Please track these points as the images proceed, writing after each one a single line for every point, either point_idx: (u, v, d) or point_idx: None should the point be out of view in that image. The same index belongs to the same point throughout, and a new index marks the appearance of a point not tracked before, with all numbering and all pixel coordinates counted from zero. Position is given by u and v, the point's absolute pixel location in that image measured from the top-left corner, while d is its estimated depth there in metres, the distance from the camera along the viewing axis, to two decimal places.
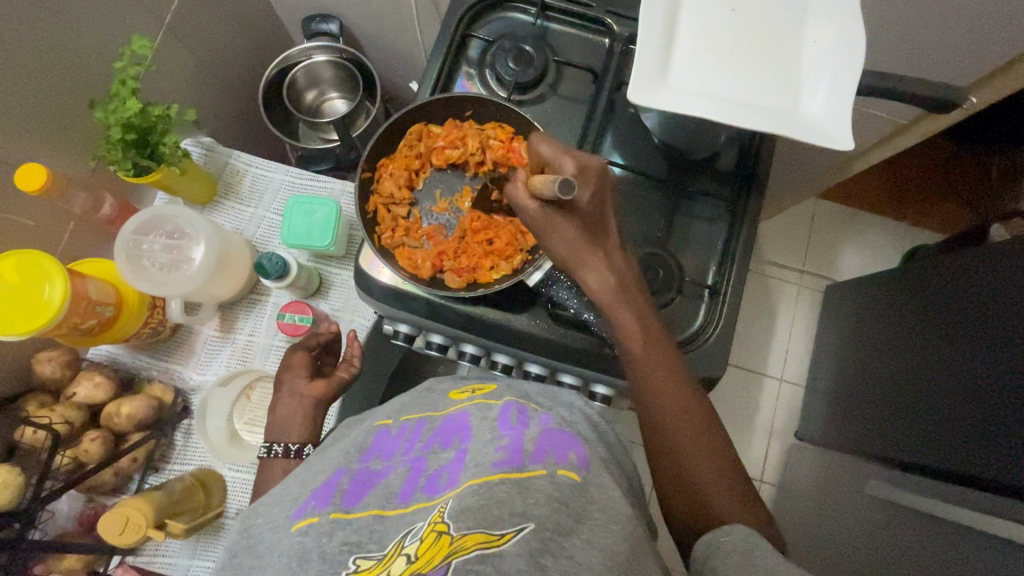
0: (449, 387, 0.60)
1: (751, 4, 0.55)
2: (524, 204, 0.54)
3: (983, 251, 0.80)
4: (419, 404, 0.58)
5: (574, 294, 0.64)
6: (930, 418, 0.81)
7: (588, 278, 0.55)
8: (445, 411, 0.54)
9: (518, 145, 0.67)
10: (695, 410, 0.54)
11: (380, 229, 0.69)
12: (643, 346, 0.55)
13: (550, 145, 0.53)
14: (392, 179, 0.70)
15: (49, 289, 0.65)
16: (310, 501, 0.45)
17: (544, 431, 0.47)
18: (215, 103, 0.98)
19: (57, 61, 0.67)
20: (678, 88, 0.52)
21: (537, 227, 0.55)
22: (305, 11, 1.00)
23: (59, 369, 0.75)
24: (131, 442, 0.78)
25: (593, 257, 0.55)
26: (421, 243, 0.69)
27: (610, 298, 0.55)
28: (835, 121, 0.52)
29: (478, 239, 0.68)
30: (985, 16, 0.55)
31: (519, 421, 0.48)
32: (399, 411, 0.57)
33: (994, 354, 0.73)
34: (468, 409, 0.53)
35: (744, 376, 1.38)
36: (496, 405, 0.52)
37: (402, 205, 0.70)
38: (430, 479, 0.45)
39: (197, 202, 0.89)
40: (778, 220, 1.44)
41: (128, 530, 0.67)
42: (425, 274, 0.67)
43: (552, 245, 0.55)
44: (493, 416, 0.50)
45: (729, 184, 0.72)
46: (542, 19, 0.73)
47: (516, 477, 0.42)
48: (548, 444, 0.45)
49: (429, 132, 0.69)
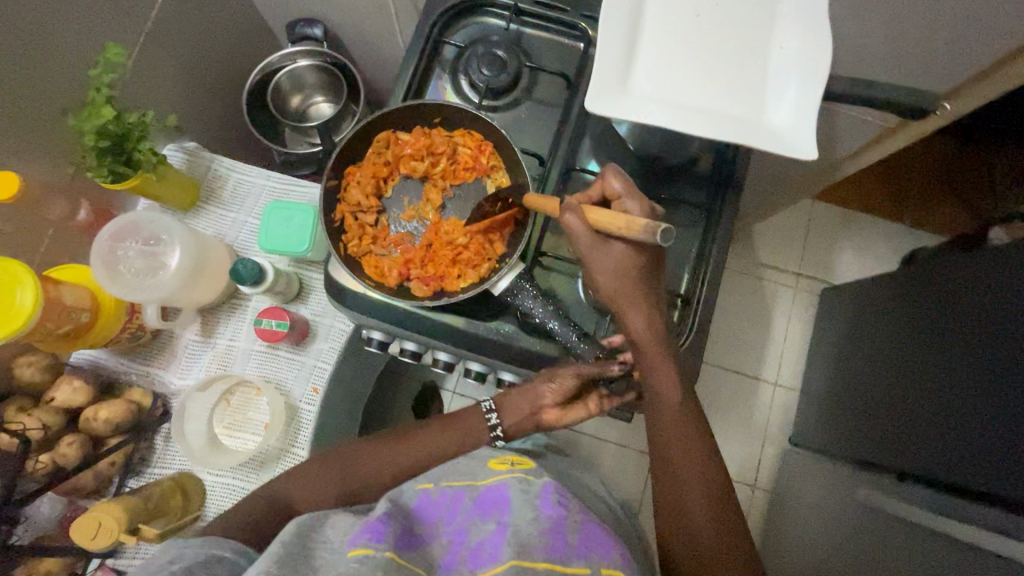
0: (486, 456, 0.61)
1: (716, 9, 0.54)
2: (583, 235, 0.55)
3: (980, 258, 0.78)
4: (457, 471, 0.57)
5: (540, 304, 0.62)
6: (934, 431, 0.78)
7: (636, 320, 0.58)
8: (486, 480, 0.54)
9: (488, 152, 0.68)
10: (716, 530, 0.60)
11: (346, 237, 0.69)
12: (681, 460, 0.61)
13: (621, 182, 0.56)
14: (357, 185, 0.69)
15: (21, 295, 0.65)
16: (364, 534, 0.44)
17: (584, 524, 0.49)
18: (200, 108, 0.99)
19: (34, 70, 0.68)
20: (640, 96, 0.52)
21: (589, 258, 0.56)
22: (291, 15, 1.01)
23: (38, 373, 0.76)
24: (109, 446, 0.79)
25: (641, 301, 0.58)
26: (384, 253, 0.69)
27: (654, 353, 0.59)
28: (803, 128, 0.50)
29: (440, 246, 0.68)
30: (959, 26, 0.54)
31: (559, 504, 0.50)
32: (436, 476, 0.57)
33: (984, 368, 0.72)
34: (508, 481, 0.53)
35: (739, 380, 1.36)
36: (536, 483, 0.53)
37: (369, 215, 0.70)
38: (472, 550, 0.46)
39: (178, 207, 0.89)
40: (774, 223, 1.43)
41: (100, 535, 0.68)
42: (391, 282, 0.67)
43: (604, 275, 0.56)
44: (533, 493, 0.51)
45: (704, 190, 0.71)
46: (516, 24, 0.73)
47: (561, 569, 0.44)
48: (588, 540, 0.48)
49: (399, 138, 0.70)
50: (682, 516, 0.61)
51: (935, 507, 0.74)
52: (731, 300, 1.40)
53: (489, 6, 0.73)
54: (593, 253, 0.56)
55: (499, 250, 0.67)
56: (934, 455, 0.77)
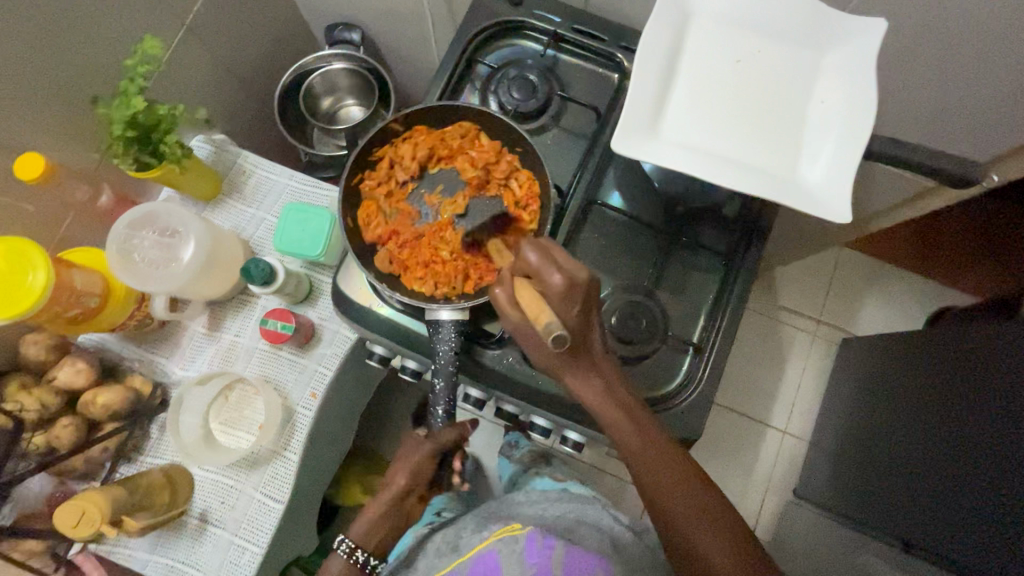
0: (476, 530, 0.63)
1: (757, 56, 0.52)
2: (511, 313, 0.53)
3: (1007, 329, 0.75)
4: (451, 555, 0.61)
5: (449, 356, 0.59)
6: (946, 510, 0.74)
7: (580, 390, 0.53)
8: (471, 552, 0.58)
9: (532, 207, 0.66)
10: None
11: (369, 174, 0.70)
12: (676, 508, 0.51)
13: (536, 251, 0.52)
14: (409, 143, 0.69)
15: (33, 276, 0.66)
16: None
17: (567, 553, 0.54)
18: (232, 103, 1.00)
19: (72, 55, 0.69)
20: (668, 139, 0.50)
21: (522, 335, 0.54)
22: (332, 18, 1.02)
23: (43, 352, 0.76)
24: (104, 431, 0.78)
25: (583, 370, 0.53)
26: (385, 210, 0.71)
27: (612, 414, 0.53)
28: (837, 188, 0.48)
29: (428, 245, 0.69)
30: (1013, 96, 0.51)
31: (544, 545, 0.54)
32: (435, 569, 0.60)
33: (998, 447, 0.69)
34: (493, 545, 0.56)
35: (746, 424, 1.32)
36: (521, 535, 0.56)
37: (400, 174, 0.70)
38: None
39: (199, 198, 0.90)
40: (798, 266, 1.39)
41: (82, 524, 0.67)
42: (368, 236, 0.68)
43: (539, 351, 0.54)
44: (518, 547, 0.55)
45: (728, 236, 0.69)
46: (552, 50, 0.72)
47: None
48: (572, 568, 0.52)
49: (480, 143, 0.69)
50: None
51: None
52: (745, 341, 1.36)
53: (527, 29, 0.72)
54: (520, 333, 0.54)
55: (467, 288, 0.67)
56: (944, 533, 0.74)
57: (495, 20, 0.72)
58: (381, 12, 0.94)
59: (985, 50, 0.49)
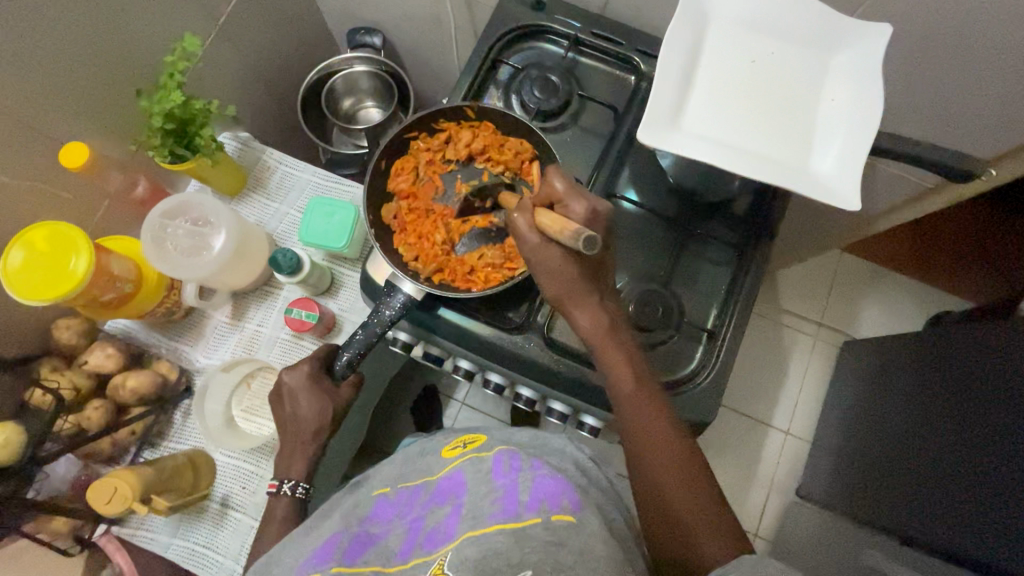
0: (441, 444, 0.59)
1: (771, 56, 0.55)
2: (530, 235, 0.57)
3: (1003, 326, 0.78)
4: (416, 467, 0.56)
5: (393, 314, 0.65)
6: (941, 503, 0.78)
7: (580, 317, 0.58)
8: (440, 472, 0.53)
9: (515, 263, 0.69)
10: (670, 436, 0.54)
11: (424, 137, 0.74)
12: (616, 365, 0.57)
13: (562, 180, 0.56)
14: (470, 131, 0.72)
15: (75, 260, 0.69)
16: (314, 559, 0.47)
17: (537, 478, 0.47)
18: (257, 102, 1.03)
19: (116, 50, 0.72)
20: (689, 132, 0.53)
21: (535, 258, 0.57)
22: (354, 23, 1.06)
23: (75, 337, 0.79)
24: (131, 415, 0.81)
25: (587, 298, 0.58)
26: (418, 171, 0.74)
27: (600, 337, 0.58)
28: (847, 178, 0.52)
29: (432, 222, 0.72)
30: (1010, 94, 0.55)
31: (512, 468, 0.49)
32: (397, 478, 0.56)
33: (1001, 432, 0.71)
34: (461, 465, 0.52)
35: (750, 425, 1.35)
36: (488, 456, 0.51)
37: (449, 153, 0.73)
38: (428, 534, 0.46)
39: (225, 192, 0.93)
40: (799, 270, 1.43)
41: (114, 500, 0.69)
42: (392, 182, 0.74)
43: (547, 279, 0.58)
44: (486, 468, 0.50)
45: (739, 230, 0.72)
46: (572, 53, 0.76)
47: (511, 527, 0.43)
48: (542, 491, 0.46)
49: (527, 170, 0.72)
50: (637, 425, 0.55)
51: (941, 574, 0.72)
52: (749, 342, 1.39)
53: (548, 33, 0.76)
54: (536, 259, 0.57)
55: (430, 274, 0.69)
56: (939, 522, 0.77)
57: (518, 24, 0.75)
58: (403, 18, 0.98)
59: (984, 49, 0.53)
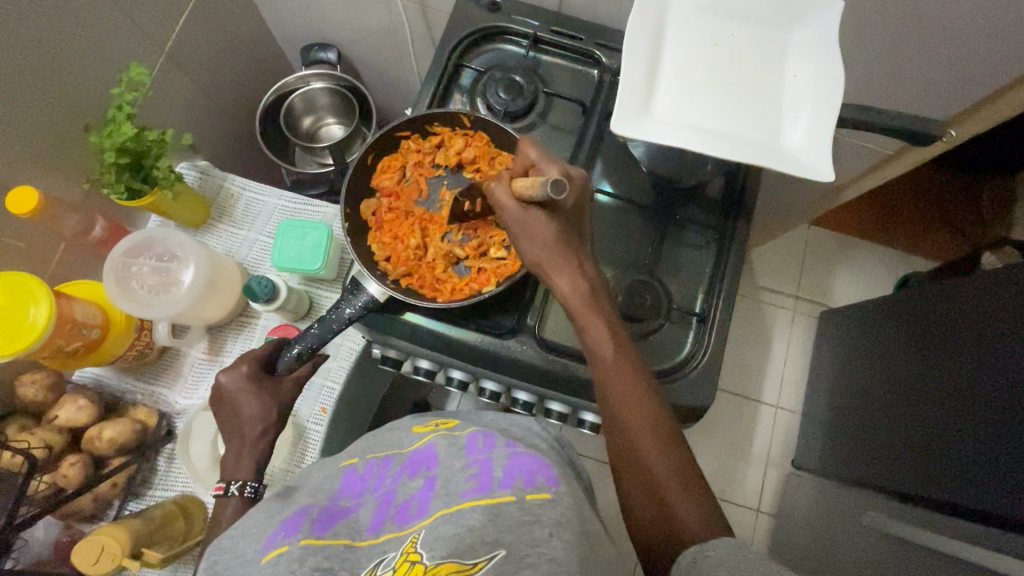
0: (411, 421, 0.56)
1: (732, 39, 0.56)
2: (509, 204, 0.57)
3: (973, 279, 0.80)
4: (384, 440, 0.53)
5: (352, 313, 0.64)
6: (929, 459, 0.80)
7: (561, 283, 0.57)
8: (411, 445, 0.51)
9: (485, 280, 0.68)
10: (647, 412, 0.53)
11: (417, 139, 0.72)
12: (594, 335, 0.55)
13: (537, 150, 0.56)
14: (463, 140, 0.71)
15: (35, 311, 0.65)
16: (279, 531, 0.41)
17: (511, 454, 0.46)
18: (213, 129, 1.00)
19: (59, 83, 0.69)
20: (660, 118, 0.54)
21: (516, 225, 0.57)
22: (307, 40, 1.03)
23: (42, 391, 0.74)
24: (112, 467, 0.76)
25: (567, 263, 0.57)
26: (405, 171, 0.73)
27: (580, 304, 0.56)
28: (814, 149, 0.53)
29: (410, 225, 0.72)
30: (960, 54, 0.57)
31: (486, 446, 0.47)
32: (365, 448, 0.53)
33: (980, 380, 0.74)
34: (435, 440, 0.50)
35: (739, 402, 1.36)
36: (462, 434, 0.50)
37: (438, 158, 0.72)
38: (399, 508, 0.44)
39: (190, 225, 0.89)
40: (772, 246, 1.46)
41: (101, 560, 0.66)
42: (378, 179, 0.73)
43: (529, 244, 0.57)
44: (460, 444, 0.48)
45: (716, 212, 0.72)
46: (534, 51, 0.76)
47: (486, 502, 0.41)
48: (516, 468, 0.44)
49: None
50: (616, 400, 0.54)
51: (942, 528, 0.74)
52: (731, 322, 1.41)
53: (508, 34, 0.76)
54: (514, 221, 0.57)
55: (397, 274, 0.69)
56: (930, 474, 0.79)
57: (476, 27, 0.75)
58: (358, 30, 0.96)
59: (932, 15, 0.55)
